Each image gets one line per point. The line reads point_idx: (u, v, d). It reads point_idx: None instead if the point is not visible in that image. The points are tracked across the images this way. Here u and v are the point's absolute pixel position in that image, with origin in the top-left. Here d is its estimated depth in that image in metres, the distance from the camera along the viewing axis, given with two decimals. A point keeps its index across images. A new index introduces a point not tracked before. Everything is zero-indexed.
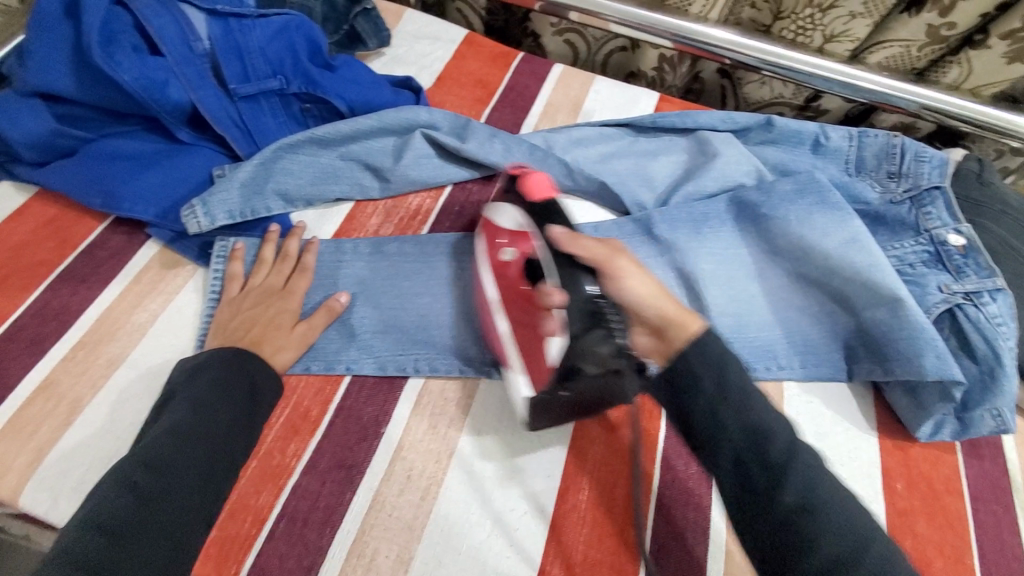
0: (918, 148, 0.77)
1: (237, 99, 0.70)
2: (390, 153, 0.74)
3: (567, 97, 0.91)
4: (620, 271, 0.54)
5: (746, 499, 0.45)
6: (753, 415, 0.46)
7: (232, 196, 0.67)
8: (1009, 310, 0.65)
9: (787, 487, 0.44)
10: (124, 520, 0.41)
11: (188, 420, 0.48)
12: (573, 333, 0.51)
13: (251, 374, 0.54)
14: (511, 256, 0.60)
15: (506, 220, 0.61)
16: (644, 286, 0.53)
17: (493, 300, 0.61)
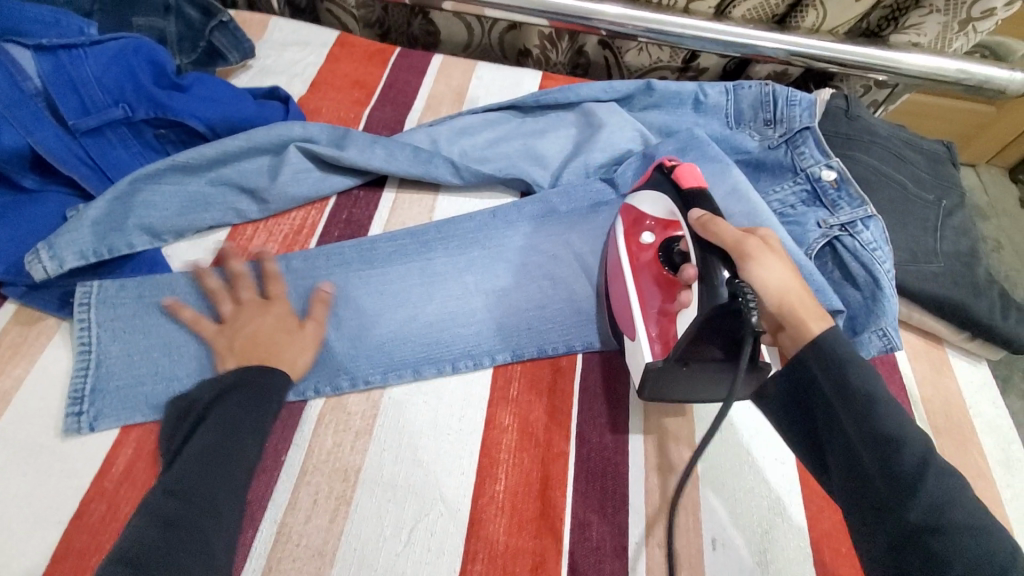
0: (787, 93, 0.80)
1: (80, 135, 0.64)
2: (265, 173, 0.71)
3: (450, 87, 0.90)
4: (760, 255, 0.53)
5: (872, 518, 0.44)
6: (873, 409, 0.45)
7: (84, 234, 0.61)
8: (882, 235, 0.68)
9: (882, 485, 0.44)
10: (153, 549, 0.40)
11: (212, 443, 0.47)
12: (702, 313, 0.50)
13: (269, 391, 0.53)
14: (652, 239, 0.63)
15: (653, 203, 0.63)
16: (782, 274, 0.54)
17: (624, 270, 0.63)
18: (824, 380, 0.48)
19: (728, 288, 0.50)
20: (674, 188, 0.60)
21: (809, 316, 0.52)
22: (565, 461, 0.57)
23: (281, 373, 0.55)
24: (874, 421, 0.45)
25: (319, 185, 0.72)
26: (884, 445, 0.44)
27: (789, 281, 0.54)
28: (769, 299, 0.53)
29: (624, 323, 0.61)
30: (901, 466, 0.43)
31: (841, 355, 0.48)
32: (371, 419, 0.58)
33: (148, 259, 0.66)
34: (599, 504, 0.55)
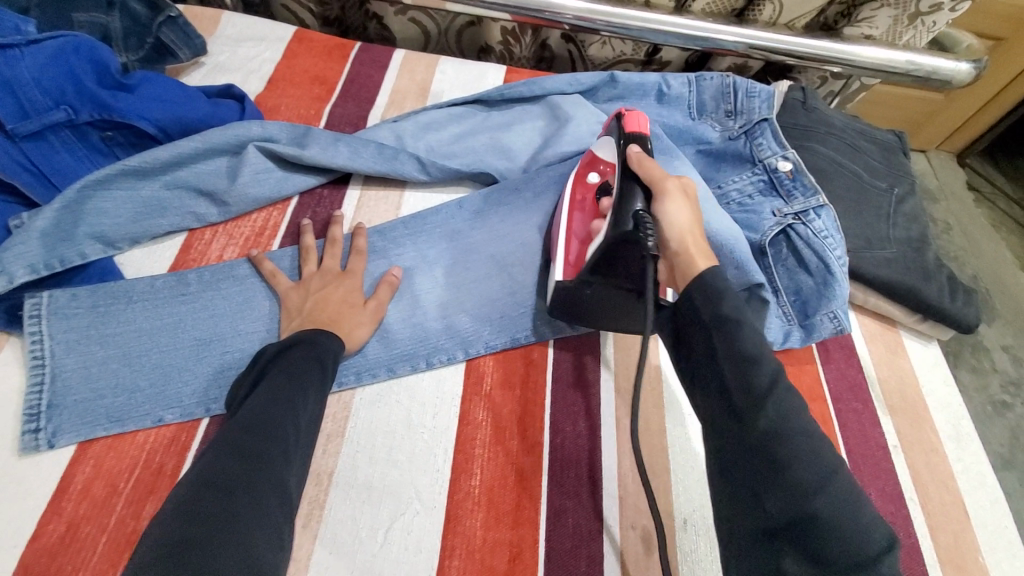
0: (748, 85, 0.81)
1: (20, 140, 0.61)
2: (224, 174, 0.69)
3: (414, 82, 0.88)
4: (671, 196, 0.56)
5: (724, 426, 0.42)
6: (743, 341, 0.43)
7: (32, 246, 0.58)
8: (833, 224, 0.70)
9: (737, 398, 0.42)
10: (230, 473, 0.39)
11: (277, 390, 0.47)
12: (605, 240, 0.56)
13: (331, 356, 0.54)
14: (596, 180, 0.69)
15: (604, 145, 0.67)
16: (684, 217, 0.55)
17: (565, 208, 0.68)
18: (702, 305, 0.47)
19: (634, 219, 0.54)
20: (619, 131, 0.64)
21: (698, 256, 0.52)
22: (540, 453, 0.58)
23: (335, 338, 0.56)
24: (737, 336, 0.44)
25: (281, 185, 0.70)
26: (743, 362, 0.42)
27: (690, 224, 0.55)
28: (673, 241, 0.54)
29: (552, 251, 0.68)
30: (754, 380, 0.41)
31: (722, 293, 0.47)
32: (342, 422, 0.57)
33: (100, 267, 0.63)
34: (575, 494, 0.56)
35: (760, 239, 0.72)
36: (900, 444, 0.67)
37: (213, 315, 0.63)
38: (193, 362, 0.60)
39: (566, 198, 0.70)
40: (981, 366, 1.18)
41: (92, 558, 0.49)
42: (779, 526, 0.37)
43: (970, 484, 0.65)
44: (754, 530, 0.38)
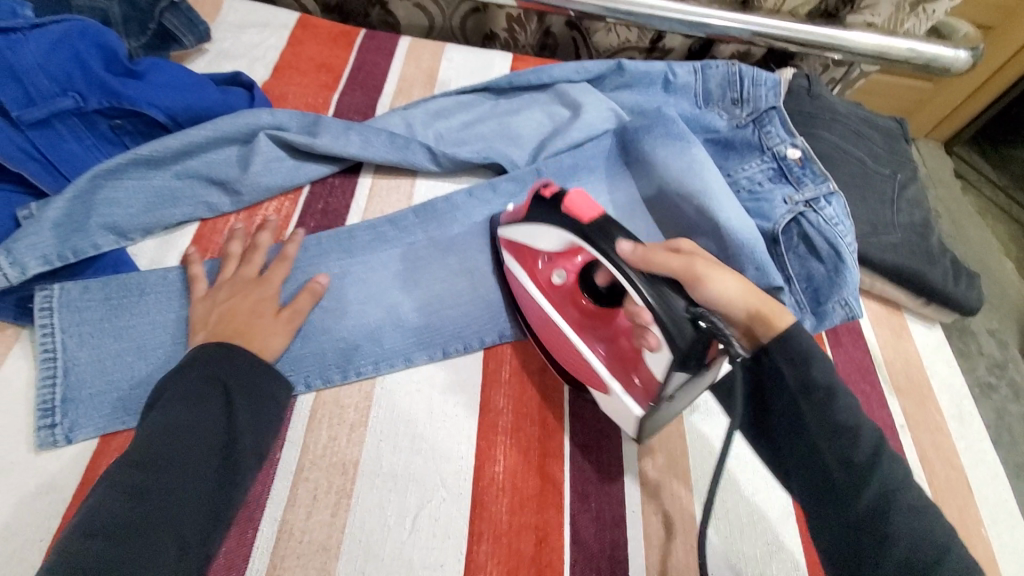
0: (753, 73, 0.82)
1: (26, 128, 0.60)
2: (235, 164, 0.68)
3: (421, 69, 0.88)
4: (705, 271, 0.53)
5: (826, 494, 0.47)
6: (837, 414, 0.47)
7: (45, 237, 0.57)
8: (843, 210, 0.71)
9: (838, 473, 0.46)
10: (119, 519, 0.40)
11: (172, 417, 0.46)
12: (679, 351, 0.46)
13: (253, 371, 0.52)
14: (563, 277, 0.60)
15: (542, 237, 0.58)
16: (728, 286, 0.53)
17: (555, 315, 0.59)
18: (787, 371, 0.50)
19: (691, 317, 0.46)
20: (563, 218, 0.54)
21: (762, 307, 0.53)
22: (562, 439, 0.59)
23: (245, 350, 0.53)
24: (831, 410, 0.47)
25: (292, 174, 0.70)
26: (839, 436, 0.47)
27: (738, 289, 0.53)
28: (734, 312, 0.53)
29: (584, 374, 0.58)
30: (856, 455, 0.46)
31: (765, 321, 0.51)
32: (365, 410, 0.58)
33: (113, 258, 0.62)
34: (597, 478, 0.57)
35: (772, 228, 0.73)
36: (907, 424, 0.68)
37: None
38: None
39: (540, 299, 0.60)
40: (968, 349, 1.20)
41: None
42: None
43: (973, 461, 0.67)
44: None
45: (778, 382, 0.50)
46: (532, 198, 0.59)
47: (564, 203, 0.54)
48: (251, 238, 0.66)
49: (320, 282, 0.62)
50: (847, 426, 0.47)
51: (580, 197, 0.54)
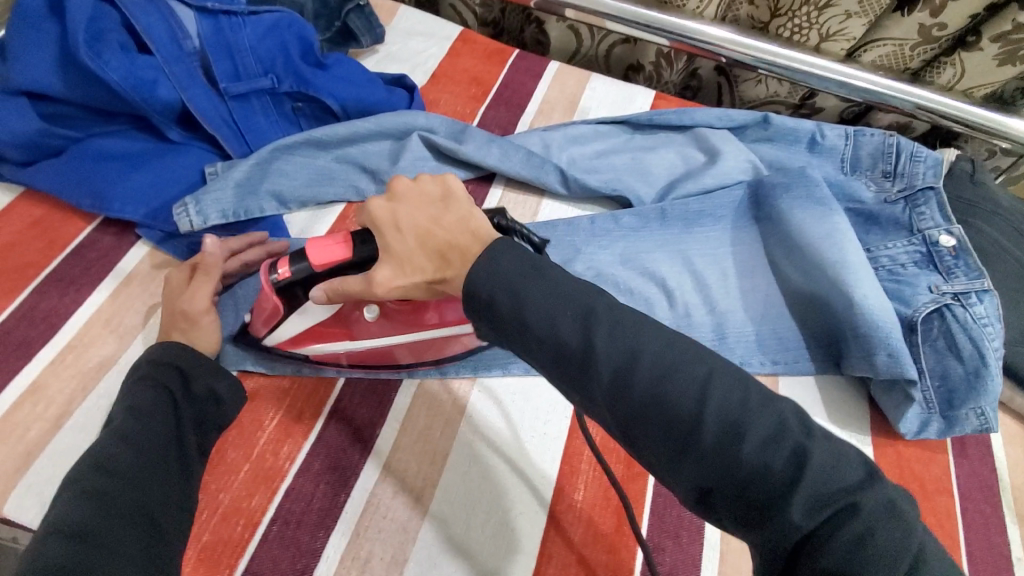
0: (913, 147, 0.77)
1: (228, 98, 0.70)
2: (387, 156, 0.74)
3: (564, 94, 0.91)
4: (391, 205, 0.45)
5: (637, 422, 0.36)
6: (597, 325, 0.37)
7: (227, 195, 0.65)
8: (995, 311, 0.65)
9: (627, 397, 0.36)
10: (90, 520, 0.42)
11: (128, 423, 0.48)
12: (533, 287, 0.38)
13: (195, 366, 0.53)
14: (373, 316, 0.57)
15: (313, 306, 0.54)
16: (416, 196, 0.45)
17: (389, 338, 0.58)
18: (536, 284, 0.38)
19: (516, 264, 0.39)
20: (312, 276, 0.50)
21: (475, 214, 0.44)
22: (644, 481, 0.58)
23: (203, 355, 0.54)
24: (589, 330, 0.37)
25: (434, 174, 0.75)
26: (621, 360, 0.36)
27: (422, 195, 0.45)
28: (459, 230, 0.42)
29: (422, 352, 0.60)
30: (632, 372, 0.36)
31: (502, 261, 0.39)
32: (461, 406, 0.60)
33: (272, 222, 0.69)
34: (674, 532, 0.55)
35: (910, 315, 0.67)
36: None
37: None
38: None
39: (328, 334, 0.58)
40: None
41: (234, 483, 0.52)
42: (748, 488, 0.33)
43: None
44: (733, 501, 0.34)
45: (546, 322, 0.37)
46: (273, 286, 0.51)
47: (316, 262, 0.49)
48: None
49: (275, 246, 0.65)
50: (663, 383, 0.35)
51: (321, 252, 0.48)
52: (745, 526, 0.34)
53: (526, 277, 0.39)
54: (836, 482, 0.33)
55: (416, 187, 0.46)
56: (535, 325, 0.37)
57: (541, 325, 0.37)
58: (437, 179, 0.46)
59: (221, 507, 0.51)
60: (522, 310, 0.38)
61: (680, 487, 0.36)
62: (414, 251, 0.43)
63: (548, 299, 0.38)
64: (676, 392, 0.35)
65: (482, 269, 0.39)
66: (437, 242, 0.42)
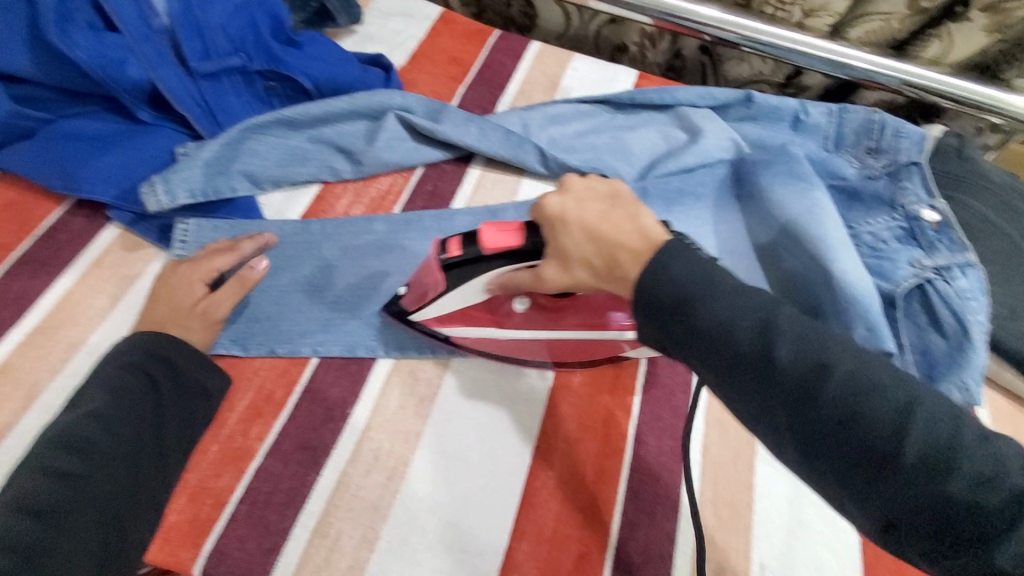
0: (897, 124, 0.76)
1: (198, 78, 0.68)
2: (361, 136, 0.72)
3: (545, 74, 0.89)
4: (570, 204, 0.45)
5: (810, 442, 0.36)
6: (780, 340, 0.36)
7: (196, 174, 0.65)
8: (979, 285, 0.64)
9: (807, 415, 0.35)
10: (53, 501, 0.44)
11: (103, 406, 0.49)
12: (692, 293, 0.38)
13: (183, 357, 0.54)
14: (522, 307, 0.56)
15: (477, 291, 0.54)
16: (586, 203, 0.45)
17: (548, 334, 0.57)
18: (728, 288, 0.38)
19: (682, 270, 0.39)
20: (480, 258, 0.50)
21: (649, 224, 0.43)
22: (621, 458, 0.57)
23: (182, 343, 0.54)
24: (774, 343, 0.36)
25: (410, 154, 0.73)
26: (816, 372, 0.35)
27: (600, 198, 0.45)
28: (627, 233, 0.42)
29: (563, 348, 0.59)
30: (816, 389, 0.35)
31: (677, 263, 0.39)
32: (435, 385, 0.59)
33: (244, 203, 0.68)
34: (650, 508, 0.55)
35: (891, 289, 0.67)
36: None
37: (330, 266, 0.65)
38: (305, 306, 0.62)
39: (475, 319, 0.57)
40: None
41: (202, 463, 0.52)
42: (913, 513, 0.33)
43: None
44: (887, 520, 0.34)
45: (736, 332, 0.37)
46: (442, 265, 0.51)
47: (487, 247, 0.49)
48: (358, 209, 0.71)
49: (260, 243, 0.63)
50: (848, 400, 0.35)
51: (496, 235, 0.48)
52: (912, 546, 0.34)
53: (706, 286, 0.38)
54: (1008, 488, 0.32)
55: (586, 187, 0.46)
56: (710, 326, 0.37)
57: (717, 332, 0.37)
58: (604, 181, 0.47)
59: (189, 486, 0.51)
60: (698, 314, 0.38)
61: (857, 509, 0.36)
62: (584, 248, 0.44)
63: (732, 307, 0.37)
64: (861, 409, 0.34)
65: (653, 270, 0.39)
66: (607, 240, 0.43)
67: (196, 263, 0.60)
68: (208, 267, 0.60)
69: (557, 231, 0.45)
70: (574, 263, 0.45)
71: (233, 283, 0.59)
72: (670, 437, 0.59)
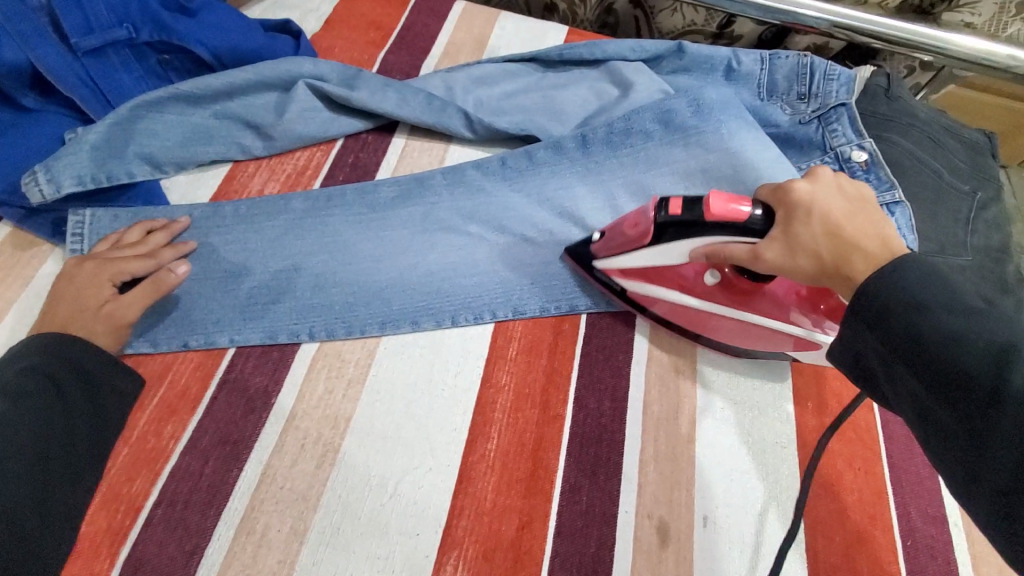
0: (827, 66, 0.75)
1: (82, 55, 0.61)
2: (272, 109, 0.68)
3: (471, 35, 0.85)
4: (814, 195, 0.48)
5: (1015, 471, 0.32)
6: (1014, 362, 0.33)
7: (82, 159, 0.59)
8: (907, 222, 0.65)
9: (1015, 442, 0.32)
10: None
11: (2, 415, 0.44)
12: (921, 302, 0.37)
13: (90, 357, 0.49)
14: (713, 280, 0.57)
15: (670, 253, 0.55)
16: (840, 197, 0.48)
17: (704, 303, 0.58)
18: (955, 301, 0.37)
19: (926, 280, 0.38)
20: (702, 223, 0.52)
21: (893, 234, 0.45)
22: (561, 424, 0.56)
23: (82, 342, 0.49)
24: (1008, 363, 0.33)
25: (327, 125, 0.69)
26: None
27: (853, 199, 0.48)
28: (869, 238, 0.44)
29: (744, 338, 0.60)
30: None
31: (907, 272, 0.39)
32: (364, 366, 0.57)
33: (146, 189, 0.63)
34: (592, 470, 0.54)
35: None
36: None
37: (245, 249, 0.61)
38: (221, 294, 0.58)
39: (667, 282, 0.59)
40: None
41: (112, 468, 0.48)
42: None
43: None
44: None
45: (946, 340, 0.36)
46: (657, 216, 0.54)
47: (712, 213, 0.50)
48: (274, 189, 0.67)
49: (182, 245, 0.58)
50: None
51: (722, 207, 0.49)
52: None
53: (942, 296, 0.37)
54: None
55: (837, 185, 0.49)
56: (938, 338, 0.36)
57: (932, 340, 0.36)
58: (853, 186, 0.50)
59: (99, 494, 0.47)
60: (918, 320, 0.37)
61: None
62: (803, 237, 0.46)
63: (958, 320, 0.36)
64: None
65: (881, 274, 0.39)
66: (845, 238, 0.44)
67: (105, 262, 0.54)
68: (119, 268, 0.54)
69: (797, 217, 0.47)
70: (800, 253, 0.47)
71: (147, 287, 0.54)
72: (611, 398, 0.58)
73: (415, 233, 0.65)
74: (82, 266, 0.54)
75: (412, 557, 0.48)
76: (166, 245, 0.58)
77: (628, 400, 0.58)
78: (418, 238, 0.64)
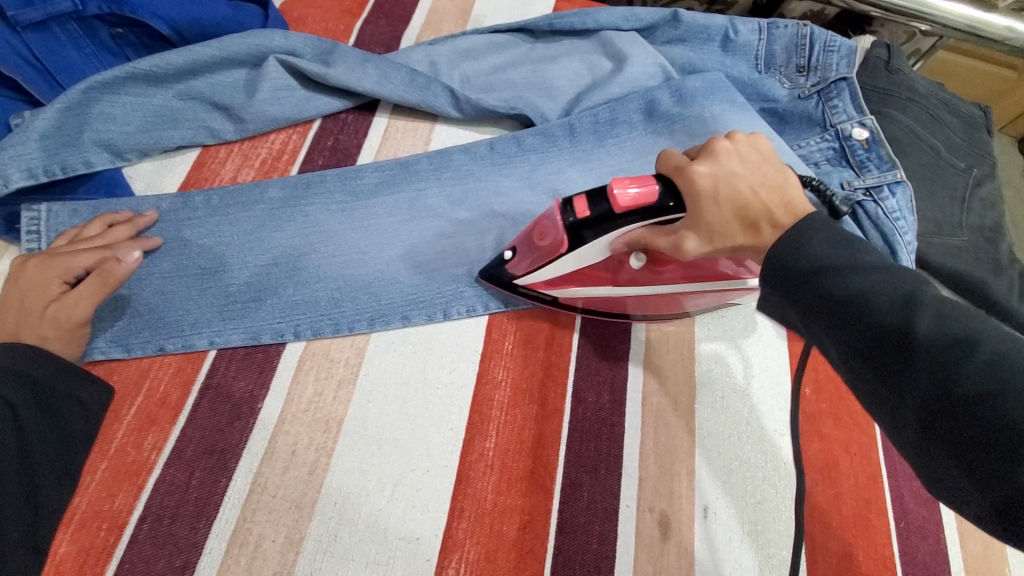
0: (827, 36, 0.72)
1: (23, 30, 0.55)
2: (242, 89, 0.63)
3: (454, 2, 0.80)
4: (713, 169, 0.42)
5: (935, 416, 0.32)
6: (918, 311, 0.33)
7: (31, 149, 0.54)
8: (907, 203, 0.63)
9: (930, 388, 0.32)
10: None
11: None
12: (830, 263, 0.36)
13: (52, 374, 0.45)
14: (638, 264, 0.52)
15: (589, 254, 0.49)
16: (741, 163, 0.42)
17: (627, 291, 0.55)
18: (855, 256, 0.36)
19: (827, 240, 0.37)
20: (613, 219, 0.45)
21: (793, 188, 0.42)
22: (560, 420, 0.55)
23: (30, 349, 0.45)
24: (912, 311, 0.33)
25: (302, 105, 0.64)
26: (951, 346, 0.32)
27: (752, 159, 0.43)
28: (772, 208, 0.41)
29: (667, 305, 0.57)
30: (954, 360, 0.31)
31: (811, 238, 0.37)
32: (354, 367, 0.54)
33: (106, 178, 0.58)
34: (592, 465, 0.53)
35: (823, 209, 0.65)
36: None
37: (220, 242, 0.57)
38: (196, 293, 0.55)
39: (592, 278, 0.54)
40: None
41: (90, 485, 0.46)
42: None
43: None
44: None
45: (859, 296, 0.35)
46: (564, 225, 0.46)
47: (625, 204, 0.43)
48: (246, 176, 0.62)
49: (147, 241, 0.54)
50: (996, 378, 0.30)
51: (637, 191, 0.43)
52: None
53: (846, 255, 0.36)
54: None
55: (737, 147, 0.43)
56: (844, 300, 0.35)
57: (846, 299, 0.35)
58: (748, 142, 0.44)
59: (76, 512, 0.45)
60: (825, 283, 0.36)
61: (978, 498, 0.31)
62: (716, 219, 0.41)
63: (863, 278, 0.35)
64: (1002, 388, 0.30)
65: (785, 243, 0.38)
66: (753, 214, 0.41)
67: (54, 258, 0.49)
68: (69, 262, 0.49)
69: (702, 201, 0.41)
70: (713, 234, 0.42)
71: (94, 279, 0.49)
72: (608, 391, 0.57)
73: (401, 221, 0.61)
74: (30, 264, 0.49)
75: (412, 562, 0.47)
76: (130, 240, 0.54)
77: (625, 391, 0.57)
78: (404, 226, 0.61)
